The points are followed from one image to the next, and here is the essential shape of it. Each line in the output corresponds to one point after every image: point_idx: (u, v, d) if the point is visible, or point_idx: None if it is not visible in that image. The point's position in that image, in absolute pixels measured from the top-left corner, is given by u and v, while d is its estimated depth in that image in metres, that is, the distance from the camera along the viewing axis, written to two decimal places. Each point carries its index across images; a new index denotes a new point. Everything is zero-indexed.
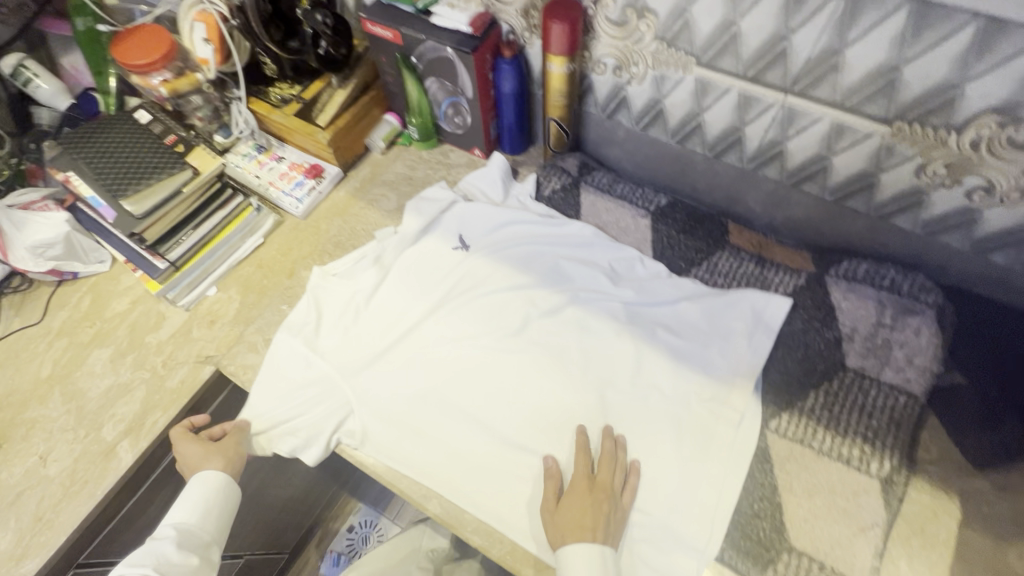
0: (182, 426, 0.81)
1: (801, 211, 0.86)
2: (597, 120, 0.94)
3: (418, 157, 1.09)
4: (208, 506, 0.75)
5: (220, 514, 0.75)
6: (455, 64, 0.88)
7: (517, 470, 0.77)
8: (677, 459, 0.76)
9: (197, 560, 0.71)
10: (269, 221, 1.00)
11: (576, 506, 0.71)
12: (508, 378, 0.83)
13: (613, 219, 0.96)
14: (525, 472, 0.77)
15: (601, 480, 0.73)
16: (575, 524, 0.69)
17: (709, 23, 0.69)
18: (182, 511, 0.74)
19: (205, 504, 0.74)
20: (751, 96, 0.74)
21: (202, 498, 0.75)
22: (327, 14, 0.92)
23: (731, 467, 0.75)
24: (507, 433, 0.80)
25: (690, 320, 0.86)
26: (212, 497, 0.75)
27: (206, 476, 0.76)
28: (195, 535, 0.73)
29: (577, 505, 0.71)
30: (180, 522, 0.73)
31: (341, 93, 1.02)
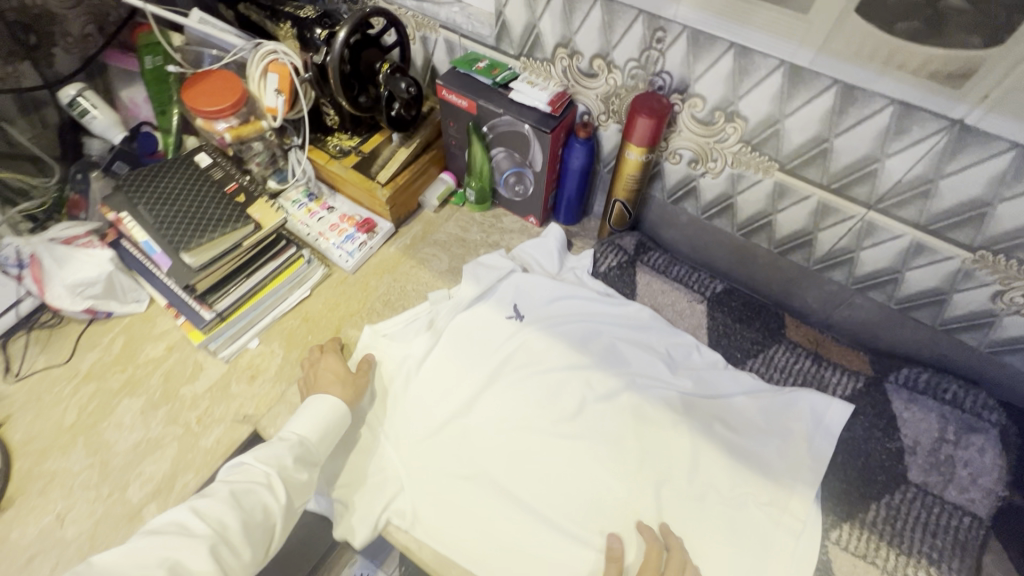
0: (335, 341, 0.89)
1: (861, 314, 0.87)
2: (660, 203, 0.95)
3: (470, 218, 1.08)
4: (327, 427, 0.76)
5: (331, 435, 0.76)
6: (531, 139, 0.88)
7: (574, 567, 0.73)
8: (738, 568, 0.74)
9: (305, 477, 0.72)
10: (318, 273, 0.98)
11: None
12: (563, 464, 0.81)
13: (669, 301, 0.96)
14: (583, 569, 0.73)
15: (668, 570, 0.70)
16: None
17: (801, 136, 0.70)
18: (306, 423, 0.75)
19: (326, 423, 0.76)
20: (829, 206, 0.75)
21: (325, 415, 0.76)
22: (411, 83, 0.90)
23: None
24: (563, 523, 0.77)
25: (749, 417, 0.84)
26: (330, 418, 0.76)
27: (331, 398, 0.78)
28: (310, 452, 0.73)
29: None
30: (302, 433, 0.74)
31: (403, 151, 1.01)
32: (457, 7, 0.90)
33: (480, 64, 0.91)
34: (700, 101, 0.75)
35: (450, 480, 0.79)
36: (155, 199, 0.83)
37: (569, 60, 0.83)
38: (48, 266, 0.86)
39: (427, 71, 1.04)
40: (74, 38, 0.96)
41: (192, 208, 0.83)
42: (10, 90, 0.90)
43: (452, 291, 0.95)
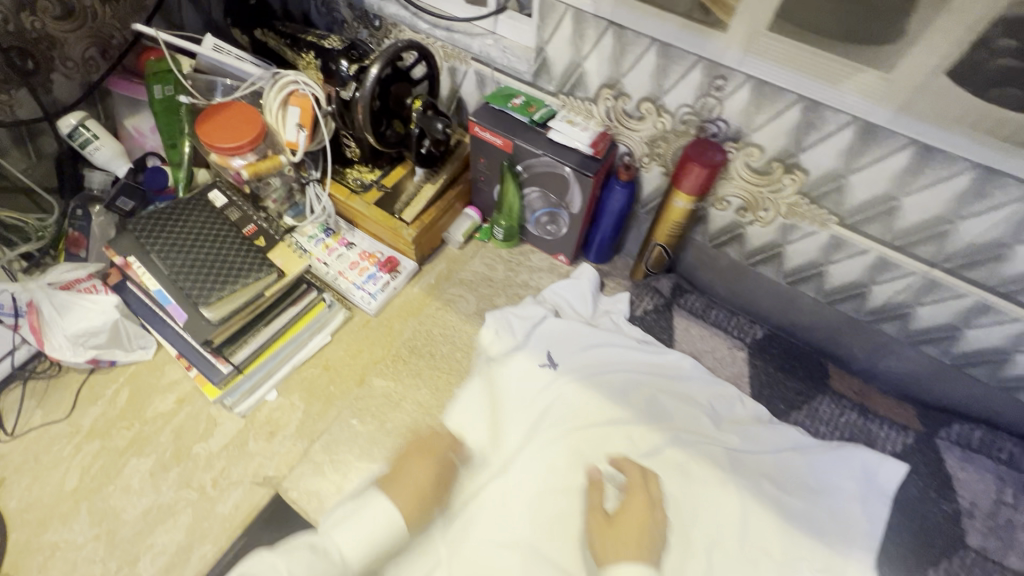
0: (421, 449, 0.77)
1: (911, 366, 0.84)
2: (700, 246, 0.91)
3: (496, 256, 1.03)
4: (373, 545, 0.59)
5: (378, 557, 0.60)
6: (571, 182, 0.84)
7: None
8: None
9: None
10: (340, 317, 0.92)
11: (623, 527, 0.63)
12: None
13: (708, 347, 0.93)
14: None
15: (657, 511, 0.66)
16: (622, 542, 0.61)
17: (866, 193, 0.67)
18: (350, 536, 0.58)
19: (378, 544, 0.60)
20: (889, 262, 0.72)
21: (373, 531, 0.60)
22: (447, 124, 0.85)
23: None
24: None
25: (798, 475, 0.81)
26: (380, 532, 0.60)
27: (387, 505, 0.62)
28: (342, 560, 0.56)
29: (619, 526, 0.63)
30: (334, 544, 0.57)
31: (430, 188, 0.96)
32: (489, 38, 0.87)
33: (516, 100, 0.86)
34: (757, 150, 0.71)
35: (492, 549, 0.73)
36: (171, 246, 0.77)
37: (615, 101, 0.79)
38: (47, 315, 0.79)
39: (453, 102, 0.99)
40: (75, 63, 0.88)
41: (210, 256, 0.77)
42: (6, 121, 0.83)
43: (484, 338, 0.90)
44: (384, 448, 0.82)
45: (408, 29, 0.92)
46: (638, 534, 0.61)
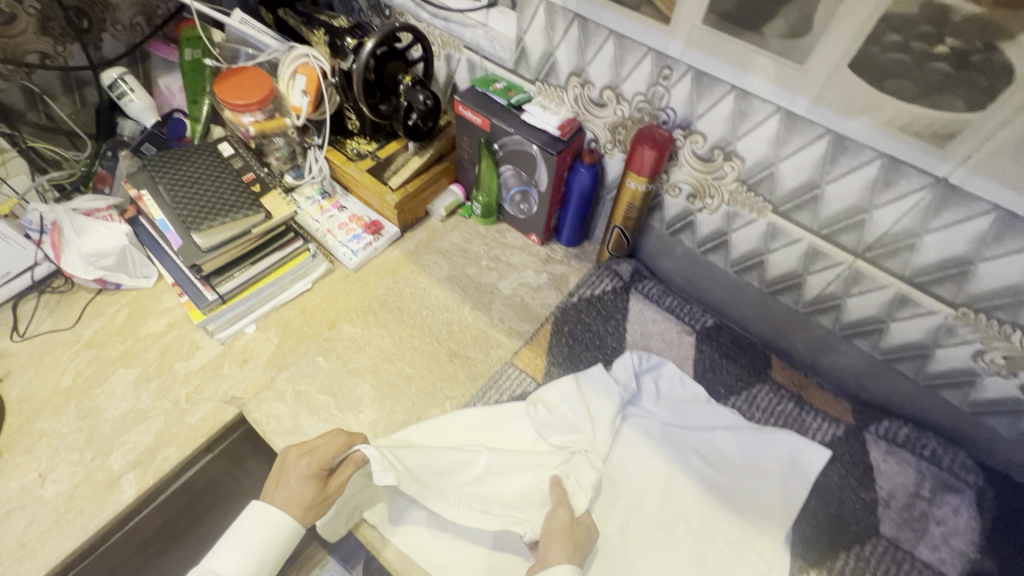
0: (322, 442, 0.74)
1: (847, 361, 0.87)
2: (659, 233, 0.97)
3: (475, 231, 1.11)
4: (262, 552, 0.68)
5: (273, 555, 0.69)
6: (537, 160, 0.92)
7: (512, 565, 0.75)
8: None
9: None
10: (322, 267, 1.01)
11: (552, 541, 0.69)
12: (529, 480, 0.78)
13: (658, 330, 0.97)
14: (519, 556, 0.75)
15: (581, 526, 0.73)
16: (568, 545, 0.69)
17: (793, 181, 0.73)
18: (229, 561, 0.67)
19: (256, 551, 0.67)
20: (819, 251, 0.77)
21: (255, 541, 0.68)
22: (428, 95, 0.95)
23: None
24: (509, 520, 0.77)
25: (725, 452, 0.85)
26: (263, 542, 0.68)
27: (270, 513, 0.69)
28: None
29: (563, 536, 0.70)
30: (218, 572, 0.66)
31: (417, 160, 1.06)
32: (481, 30, 0.95)
33: (497, 85, 0.95)
34: (701, 137, 0.78)
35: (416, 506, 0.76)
36: (177, 181, 0.87)
37: (581, 89, 0.87)
38: (68, 234, 0.90)
39: (448, 88, 1.09)
40: (123, 27, 1.02)
41: (208, 190, 0.87)
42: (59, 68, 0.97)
43: (469, 313, 0.99)
44: (342, 385, 0.89)
45: (412, 18, 1.04)
46: (568, 544, 0.69)
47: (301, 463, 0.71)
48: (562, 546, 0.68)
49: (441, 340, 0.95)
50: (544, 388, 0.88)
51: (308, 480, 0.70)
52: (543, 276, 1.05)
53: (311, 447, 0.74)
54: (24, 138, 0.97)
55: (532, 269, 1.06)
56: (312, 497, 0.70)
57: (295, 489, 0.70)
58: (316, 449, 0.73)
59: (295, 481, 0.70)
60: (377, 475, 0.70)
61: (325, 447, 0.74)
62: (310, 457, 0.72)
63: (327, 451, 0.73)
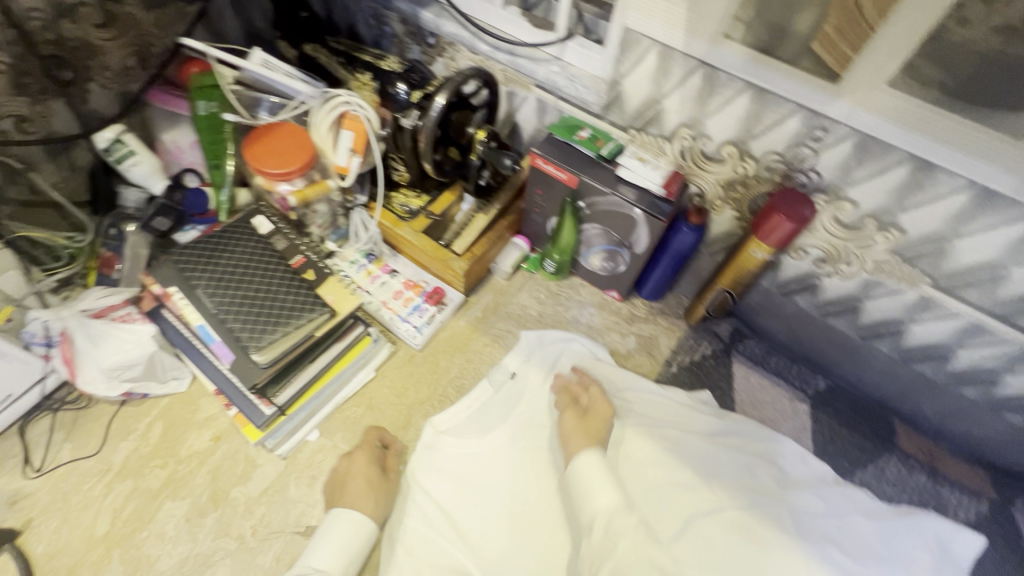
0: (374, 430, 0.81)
1: (984, 430, 0.81)
2: (767, 292, 0.87)
3: (545, 289, 0.99)
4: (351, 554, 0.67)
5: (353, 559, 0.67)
6: (639, 223, 0.80)
7: None
8: None
9: None
10: (385, 350, 0.88)
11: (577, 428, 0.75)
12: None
13: (769, 399, 0.88)
14: None
15: (594, 417, 0.78)
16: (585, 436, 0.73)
17: (970, 259, 0.63)
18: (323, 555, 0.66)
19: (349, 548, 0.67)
20: (982, 327, 0.69)
21: (343, 538, 0.67)
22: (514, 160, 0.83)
23: None
24: None
25: (867, 541, 0.74)
26: (350, 541, 0.68)
27: (352, 514, 0.70)
28: None
29: (575, 426, 0.75)
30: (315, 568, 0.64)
31: (481, 217, 0.91)
32: (554, 65, 0.81)
33: (583, 132, 0.81)
34: (851, 205, 0.67)
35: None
36: (219, 280, 0.75)
37: (692, 142, 0.75)
38: (81, 344, 0.74)
39: (507, 125, 0.95)
40: (113, 73, 0.81)
41: (260, 293, 0.74)
42: (37, 136, 0.75)
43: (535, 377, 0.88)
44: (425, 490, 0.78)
45: (466, 49, 0.88)
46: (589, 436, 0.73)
47: (362, 459, 0.76)
48: (582, 436, 0.73)
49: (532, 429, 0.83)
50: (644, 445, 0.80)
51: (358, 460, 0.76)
52: (631, 339, 0.94)
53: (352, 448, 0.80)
54: (10, 227, 0.78)
55: (617, 331, 0.95)
56: (371, 484, 0.74)
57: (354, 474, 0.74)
58: (356, 453, 0.77)
59: (360, 466, 0.75)
60: (427, 440, 0.81)
61: (364, 439, 0.79)
62: (358, 455, 0.77)
63: (364, 442, 0.79)
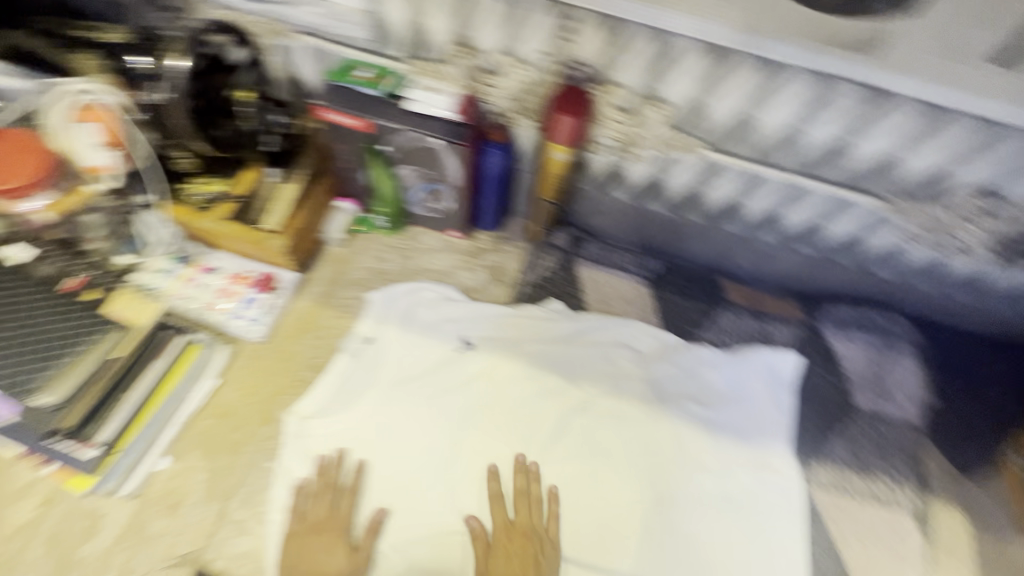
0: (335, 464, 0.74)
1: (788, 267, 0.91)
2: (589, 195, 0.91)
3: (386, 245, 0.96)
4: None
5: None
6: (443, 153, 0.79)
7: None
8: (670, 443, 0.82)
9: None
10: (223, 353, 0.81)
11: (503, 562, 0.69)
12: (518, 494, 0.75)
13: (614, 291, 0.95)
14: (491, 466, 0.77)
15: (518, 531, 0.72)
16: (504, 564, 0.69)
17: (727, 115, 0.69)
18: None
19: None
20: (757, 176, 0.76)
21: None
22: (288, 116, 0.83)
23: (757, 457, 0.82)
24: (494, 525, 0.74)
25: (715, 388, 0.87)
26: None
27: None
28: None
29: (504, 558, 0.70)
30: None
31: (291, 188, 0.85)
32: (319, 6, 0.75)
33: (362, 72, 0.77)
34: (619, 89, 0.71)
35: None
36: None
37: (468, 59, 0.73)
38: None
39: (297, 91, 0.86)
40: None
41: (37, 330, 0.73)
42: None
43: (391, 331, 0.87)
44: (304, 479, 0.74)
45: (213, 6, 0.79)
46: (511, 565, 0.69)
47: (322, 530, 0.69)
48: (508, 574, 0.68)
49: (402, 385, 0.82)
50: (505, 363, 0.84)
51: (330, 541, 0.69)
52: (480, 273, 0.95)
53: (301, 510, 0.71)
54: None
55: (466, 268, 0.95)
56: (331, 559, 0.67)
57: (324, 561, 0.67)
58: (321, 526, 0.70)
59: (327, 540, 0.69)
60: (292, 430, 0.77)
61: (331, 508, 0.71)
62: (322, 535, 0.69)
63: (336, 510, 0.71)
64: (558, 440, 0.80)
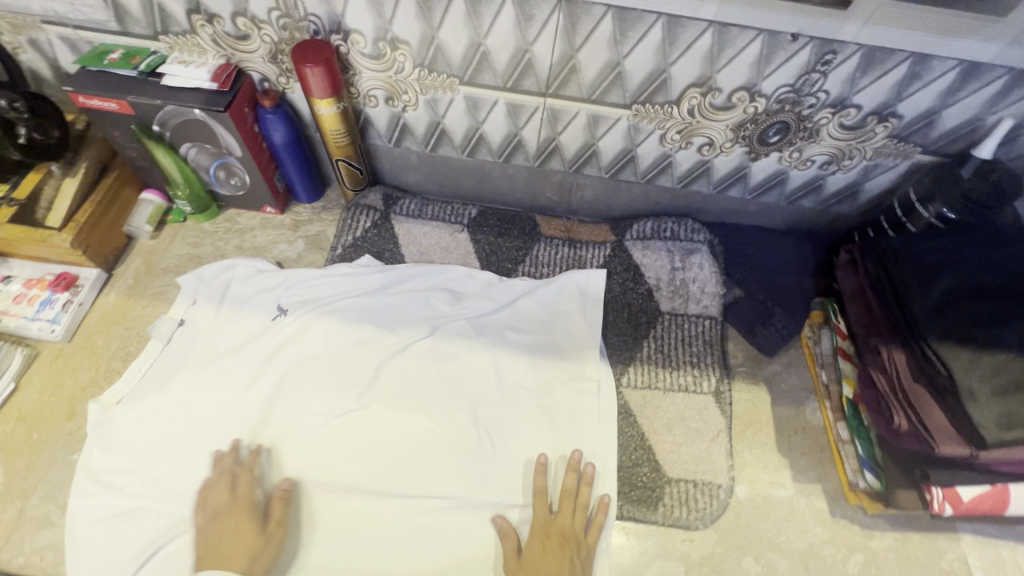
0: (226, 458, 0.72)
1: (589, 192, 0.97)
2: (386, 150, 0.94)
3: (201, 231, 0.96)
4: None
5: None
6: (211, 123, 0.78)
7: (342, 514, 0.73)
8: (489, 373, 0.83)
9: None
10: (18, 357, 0.80)
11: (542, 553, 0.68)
12: (336, 441, 0.77)
13: (433, 241, 0.97)
14: (307, 420, 0.78)
15: (562, 524, 0.71)
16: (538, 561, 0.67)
17: (460, 46, 0.73)
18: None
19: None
20: (516, 104, 0.81)
21: None
22: (18, 98, 0.74)
23: (575, 371, 0.85)
24: (313, 477, 0.75)
25: (532, 314, 0.89)
26: None
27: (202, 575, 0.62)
28: None
29: (540, 553, 0.68)
30: None
31: (72, 183, 0.83)
32: None
33: (113, 55, 0.77)
34: (358, 35, 0.73)
35: (309, 549, 0.71)
36: None
37: (211, 26, 0.75)
38: None
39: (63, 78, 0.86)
40: None
41: None
42: None
43: (195, 309, 0.86)
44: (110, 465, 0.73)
45: None
46: (549, 555, 0.68)
47: (225, 517, 0.67)
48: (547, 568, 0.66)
49: (209, 361, 0.81)
50: (316, 321, 0.84)
51: (237, 521, 0.67)
52: (299, 244, 0.96)
53: (204, 501, 0.69)
54: None
55: (284, 240, 0.96)
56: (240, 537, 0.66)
57: (229, 540, 0.66)
58: (225, 507, 0.68)
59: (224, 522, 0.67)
60: (95, 419, 0.76)
61: (233, 491, 0.70)
62: (229, 516, 0.68)
63: (237, 492, 0.70)
64: (375, 384, 0.81)
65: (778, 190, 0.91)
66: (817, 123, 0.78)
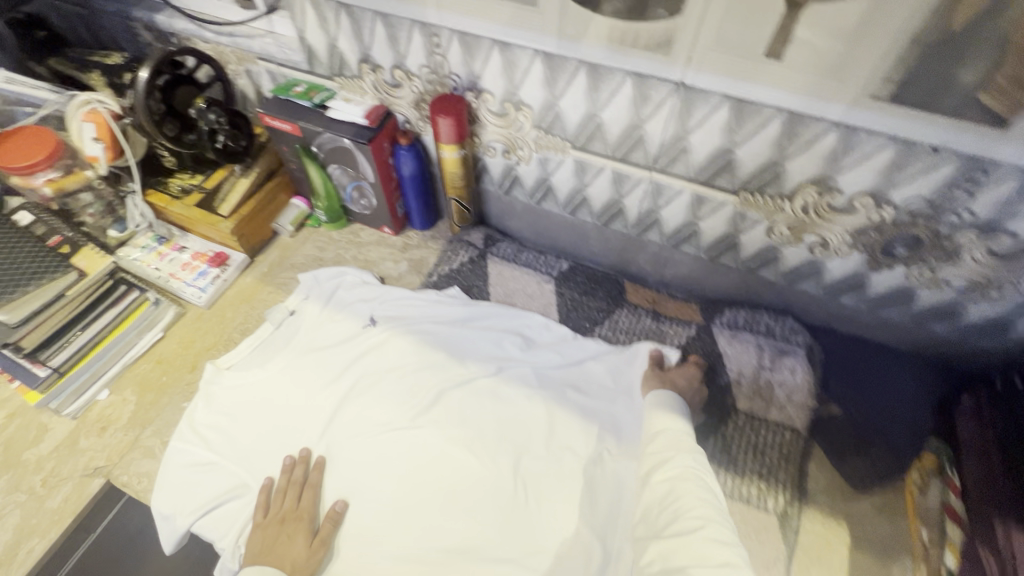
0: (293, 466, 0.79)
1: (684, 269, 0.95)
2: (496, 195, 1.01)
3: (329, 238, 1.10)
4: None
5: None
6: (354, 152, 0.91)
7: (373, 524, 0.77)
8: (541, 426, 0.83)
9: None
10: (170, 312, 0.98)
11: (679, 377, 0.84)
12: (385, 452, 0.81)
13: (520, 286, 1.01)
14: (365, 426, 0.84)
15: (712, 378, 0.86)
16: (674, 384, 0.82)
17: (576, 115, 0.78)
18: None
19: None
20: (622, 173, 0.83)
21: None
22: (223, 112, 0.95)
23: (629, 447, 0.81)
24: (357, 481, 0.80)
25: (597, 379, 0.88)
26: None
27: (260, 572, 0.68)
28: None
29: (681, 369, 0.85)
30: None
31: (245, 182, 1.02)
32: (268, 37, 0.93)
33: (298, 88, 0.94)
34: (489, 94, 0.82)
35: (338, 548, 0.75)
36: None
37: (375, 74, 0.89)
38: None
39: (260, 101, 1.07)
40: None
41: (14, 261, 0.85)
42: None
43: (308, 306, 0.98)
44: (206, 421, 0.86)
45: (199, 41, 1.01)
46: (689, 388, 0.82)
47: (281, 525, 0.74)
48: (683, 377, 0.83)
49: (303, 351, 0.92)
50: (398, 337, 0.92)
51: (295, 528, 0.74)
52: (402, 265, 1.06)
53: (267, 502, 0.77)
54: None
55: (391, 259, 1.07)
56: (295, 547, 0.72)
57: (286, 543, 0.72)
58: (287, 517, 0.75)
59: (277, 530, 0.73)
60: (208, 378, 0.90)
61: (296, 502, 0.76)
62: (287, 525, 0.74)
63: (300, 504, 0.76)
64: (433, 408, 0.85)
65: (900, 306, 0.81)
66: (957, 244, 0.69)
